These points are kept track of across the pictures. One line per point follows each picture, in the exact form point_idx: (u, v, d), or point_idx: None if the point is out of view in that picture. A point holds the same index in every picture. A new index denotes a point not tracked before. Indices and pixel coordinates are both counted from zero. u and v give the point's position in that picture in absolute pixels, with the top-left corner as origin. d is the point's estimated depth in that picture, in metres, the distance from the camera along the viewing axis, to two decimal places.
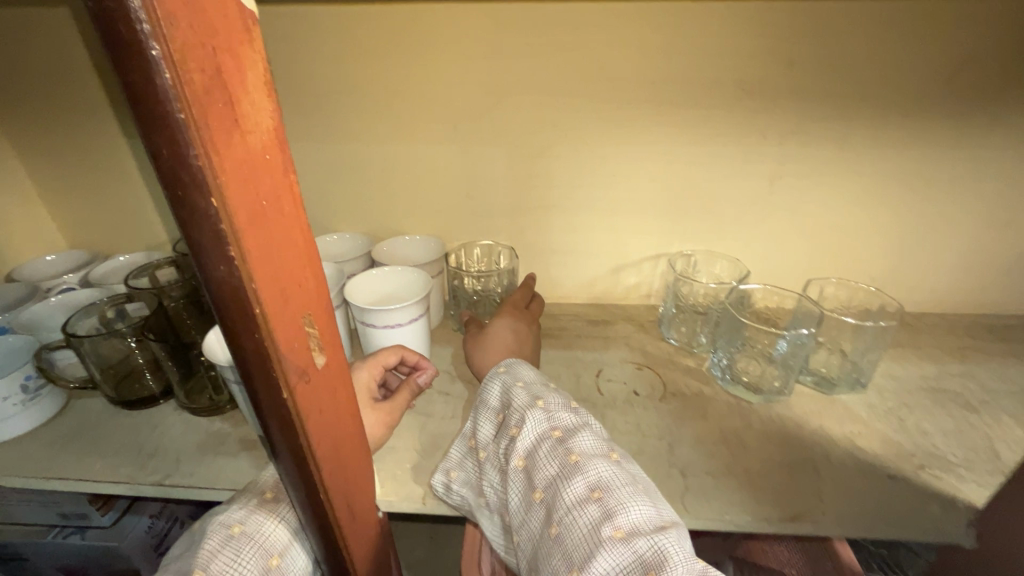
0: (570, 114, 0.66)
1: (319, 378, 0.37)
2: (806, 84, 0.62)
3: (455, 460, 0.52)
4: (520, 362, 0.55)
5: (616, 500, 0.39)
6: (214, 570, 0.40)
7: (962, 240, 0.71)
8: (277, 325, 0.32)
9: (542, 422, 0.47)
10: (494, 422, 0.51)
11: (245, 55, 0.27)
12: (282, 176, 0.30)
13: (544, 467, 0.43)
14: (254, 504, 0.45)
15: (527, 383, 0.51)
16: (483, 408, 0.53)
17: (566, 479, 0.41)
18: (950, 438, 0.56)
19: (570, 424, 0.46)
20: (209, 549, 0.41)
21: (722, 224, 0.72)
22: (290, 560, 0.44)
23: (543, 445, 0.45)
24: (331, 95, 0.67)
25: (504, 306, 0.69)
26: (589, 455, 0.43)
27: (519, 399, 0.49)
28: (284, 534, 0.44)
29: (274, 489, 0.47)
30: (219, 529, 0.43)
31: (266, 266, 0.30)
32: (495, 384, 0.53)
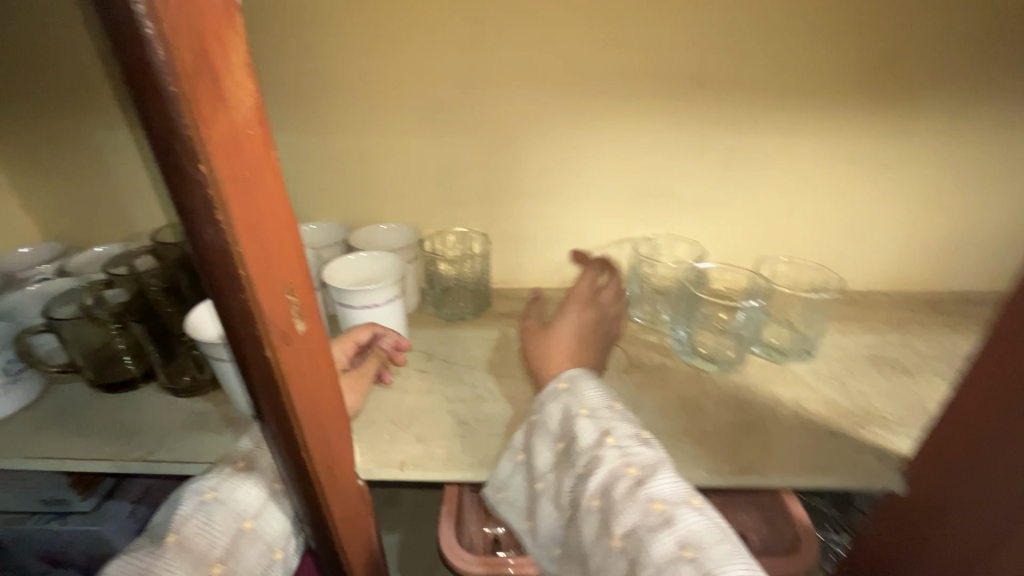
0: (538, 105, 0.70)
1: (301, 343, 0.40)
2: (756, 76, 0.67)
3: (504, 479, 0.52)
4: (582, 378, 0.52)
5: (711, 559, 0.37)
6: (187, 532, 0.42)
7: (900, 222, 0.77)
8: (261, 288, 0.34)
9: (616, 461, 0.43)
10: (554, 449, 0.49)
11: (227, 37, 0.29)
12: (263, 150, 0.33)
13: (624, 512, 0.40)
14: (227, 472, 0.47)
15: (592, 411, 0.48)
16: (541, 431, 0.50)
17: (651, 531, 0.39)
18: (886, 398, 0.62)
19: (647, 462, 0.43)
20: (182, 513, 0.43)
21: (682, 209, 0.77)
22: (264, 522, 0.46)
23: (618, 485, 0.42)
24: (308, 86, 0.69)
25: (572, 300, 0.68)
26: (673, 502, 0.40)
27: (587, 434, 0.46)
28: (255, 498, 0.46)
29: (246, 459, 0.49)
30: (192, 495, 0.45)
31: (251, 232, 0.33)
32: (555, 406, 0.50)
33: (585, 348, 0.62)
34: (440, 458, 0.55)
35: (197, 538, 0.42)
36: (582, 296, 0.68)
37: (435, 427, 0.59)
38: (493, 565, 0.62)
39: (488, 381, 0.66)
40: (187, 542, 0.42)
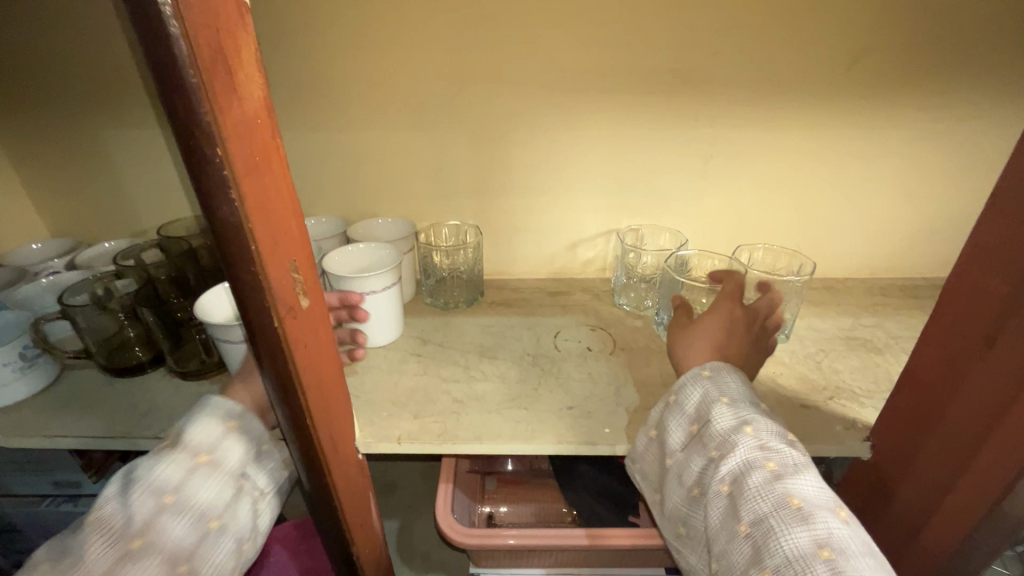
0: (528, 103, 0.74)
1: (303, 317, 0.43)
2: (731, 73, 0.71)
3: (639, 452, 0.53)
4: (726, 371, 0.49)
5: (852, 566, 0.34)
6: (105, 513, 0.41)
7: (873, 210, 0.81)
8: (269, 263, 0.38)
9: (754, 450, 0.41)
10: (687, 431, 0.48)
11: (239, 35, 0.33)
12: (270, 138, 0.37)
13: (755, 500, 0.39)
14: (155, 450, 0.46)
15: (733, 402, 0.46)
16: (676, 412, 0.49)
17: (785, 524, 0.37)
18: (856, 374, 0.66)
19: (790, 460, 0.40)
20: (106, 495, 0.43)
21: (666, 201, 0.81)
22: (190, 495, 0.44)
23: (752, 474, 0.40)
24: (308, 86, 0.73)
25: (720, 298, 0.60)
26: (813, 503, 0.38)
27: (724, 420, 0.45)
28: (173, 473, 0.44)
29: (174, 434, 0.47)
30: (120, 477, 0.44)
31: (260, 211, 0.36)
32: (694, 390, 0.49)
33: (736, 345, 0.56)
34: (436, 432, 0.59)
35: (115, 518, 0.41)
36: (732, 294, 0.61)
37: (431, 404, 0.63)
38: (486, 537, 0.66)
39: (481, 363, 0.69)
40: (105, 522, 0.41)
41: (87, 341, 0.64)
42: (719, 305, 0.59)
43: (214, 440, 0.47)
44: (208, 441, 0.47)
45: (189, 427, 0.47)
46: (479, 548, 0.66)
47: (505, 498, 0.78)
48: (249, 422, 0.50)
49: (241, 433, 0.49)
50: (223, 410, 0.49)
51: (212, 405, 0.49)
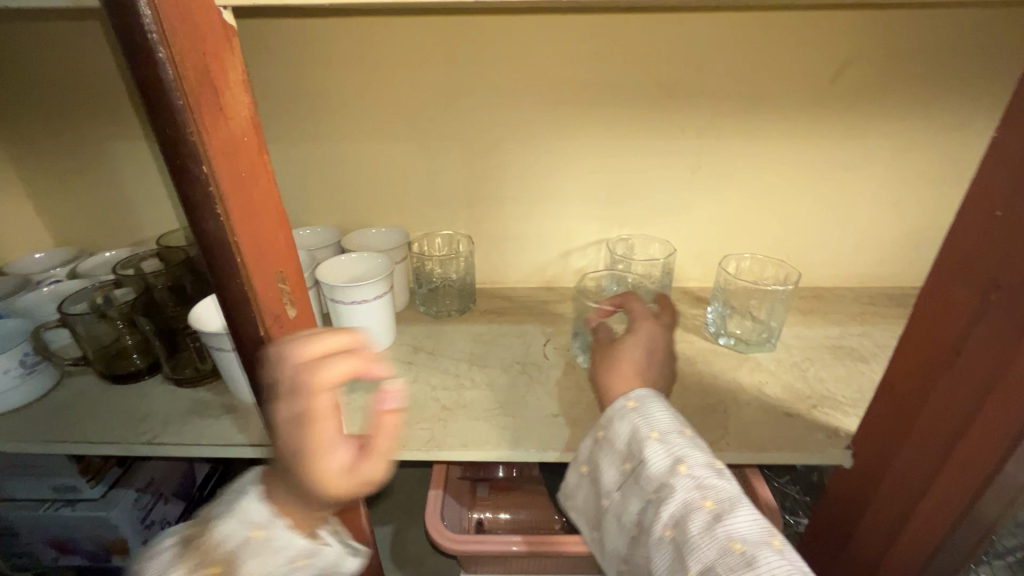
0: (517, 115, 0.75)
1: (290, 326, 0.45)
2: (717, 86, 0.72)
3: (571, 488, 0.55)
4: (651, 398, 0.50)
5: None
6: None
7: (860, 220, 0.81)
8: (255, 274, 0.39)
9: (692, 491, 0.43)
10: (620, 469, 0.49)
11: (224, 57, 0.35)
12: (256, 154, 0.39)
13: (700, 549, 0.40)
14: (202, 573, 0.40)
15: (662, 435, 0.47)
16: (609, 448, 0.50)
17: (732, 572, 0.38)
18: (841, 382, 0.66)
19: (725, 496, 0.42)
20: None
21: (654, 210, 0.82)
22: None
23: (693, 519, 0.42)
24: (303, 99, 0.75)
25: (636, 318, 0.61)
26: (753, 541, 0.40)
27: (658, 459, 0.46)
28: None
29: (227, 557, 0.40)
30: None
31: (246, 225, 0.38)
32: (622, 424, 0.50)
33: (653, 369, 0.57)
34: (423, 439, 0.60)
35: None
36: (645, 314, 0.62)
37: (420, 412, 0.64)
38: (474, 544, 0.67)
39: (470, 371, 0.70)
40: None
41: (88, 348, 0.66)
42: (639, 327, 0.60)
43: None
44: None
45: (243, 560, 0.40)
46: (467, 554, 0.67)
47: (496, 505, 0.79)
48: (322, 553, 0.42)
49: (311, 566, 0.43)
50: (287, 548, 0.41)
51: (275, 540, 0.40)
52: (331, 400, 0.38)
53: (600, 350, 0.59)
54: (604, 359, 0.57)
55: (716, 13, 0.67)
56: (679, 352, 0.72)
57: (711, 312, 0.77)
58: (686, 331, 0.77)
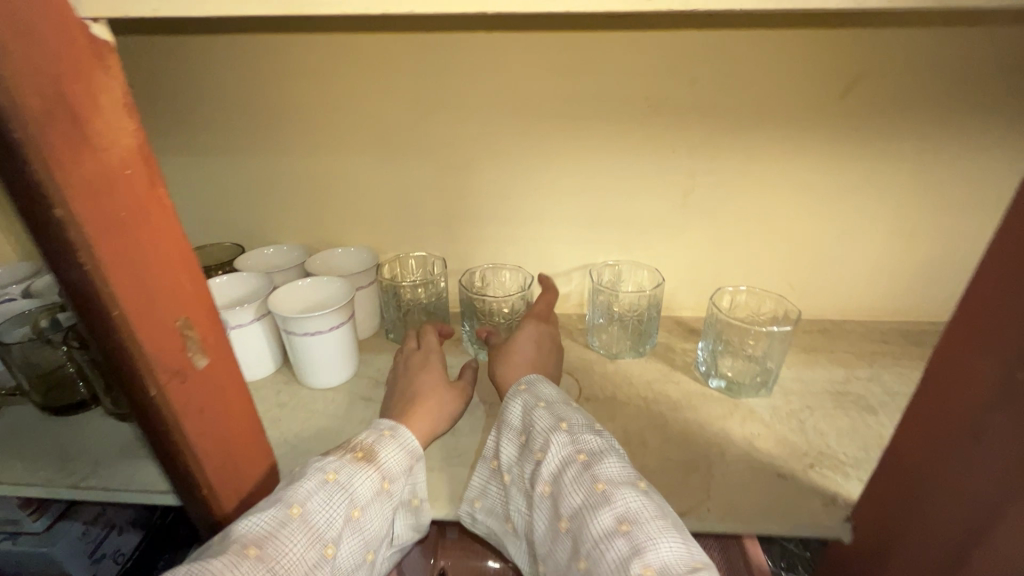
0: (492, 132, 0.70)
1: (199, 379, 0.39)
2: (710, 102, 0.65)
3: (478, 489, 0.55)
4: (541, 380, 0.59)
5: (643, 532, 0.42)
6: (312, 506, 0.44)
7: (872, 250, 0.74)
8: (141, 326, 0.34)
9: (567, 446, 0.50)
10: (516, 444, 0.55)
11: (95, 79, 0.30)
12: (147, 187, 0.34)
13: (571, 495, 0.46)
14: (347, 457, 0.49)
15: (548, 405, 0.55)
16: (505, 428, 0.56)
17: (593, 510, 0.44)
18: (843, 437, 0.59)
19: (594, 448, 0.50)
20: (304, 490, 0.45)
21: (643, 235, 0.75)
22: (367, 517, 0.48)
23: (567, 471, 0.48)
24: (263, 113, 0.70)
25: (527, 318, 0.71)
26: (615, 483, 0.46)
27: (542, 423, 0.53)
28: (369, 490, 0.48)
29: (366, 449, 0.51)
30: (316, 473, 0.47)
31: (127, 272, 0.33)
32: (516, 404, 0.57)
33: (545, 358, 0.65)
34: None
35: (316, 515, 0.44)
36: (536, 316, 0.71)
37: None
38: None
39: None
40: (309, 517, 0.44)
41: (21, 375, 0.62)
42: (528, 324, 0.70)
43: (397, 471, 0.51)
44: (395, 469, 0.51)
45: (380, 448, 0.51)
46: None
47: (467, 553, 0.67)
48: (421, 466, 0.54)
49: (414, 472, 0.53)
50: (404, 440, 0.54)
51: (404, 435, 0.53)
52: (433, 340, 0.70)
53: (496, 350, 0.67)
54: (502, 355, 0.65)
55: (710, 21, 0.61)
56: (663, 395, 0.66)
57: (701, 349, 0.70)
58: (673, 369, 0.70)
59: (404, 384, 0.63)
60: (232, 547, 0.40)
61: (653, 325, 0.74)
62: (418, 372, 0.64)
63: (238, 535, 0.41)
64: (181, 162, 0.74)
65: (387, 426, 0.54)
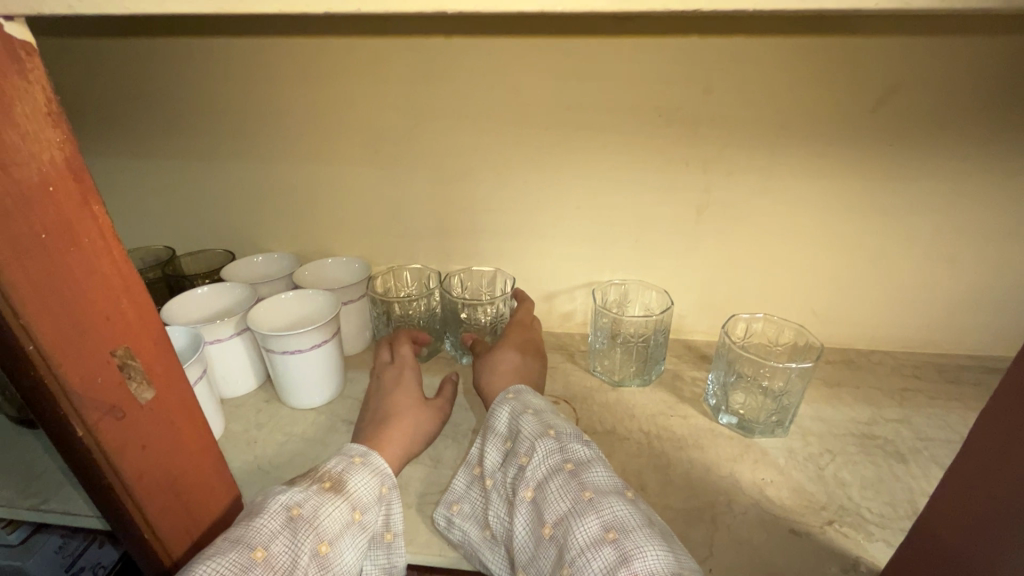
0: (490, 141, 0.65)
1: (141, 414, 0.36)
2: (728, 113, 0.60)
3: (459, 492, 0.52)
4: (528, 390, 0.55)
5: (632, 541, 0.39)
6: (276, 549, 0.39)
7: (906, 277, 0.67)
8: (66, 359, 0.31)
9: (554, 454, 0.47)
10: (502, 450, 0.51)
11: (9, 85, 0.27)
12: (77, 205, 0.30)
13: (555, 500, 0.43)
14: (314, 488, 0.44)
15: (536, 412, 0.51)
16: (490, 434, 0.53)
17: (578, 517, 0.41)
18: (868, 490, 0.53)
19: (582, 457, 0.46)
20: (266, 530, 0.39)
21: (653, 253, 0.70)
22: (337, 553, 0.42)
23: (553, 478, 0.45)
24: (250, 117, 0.66)
25: (512, 326, 0.67)
26: (603, 491, 0.43)
27: (529, 428, 0.49)
28: (337, 524, 0.42)
29: (334, 479, 0.45)
30: (278, 509, 0.41)
31: (47, 299, 0.29)
32: (503, 411, 0.53)
33: (530, 366, 0.62)
34: None
35: (280, 557, 0.38)
36: (521, 322, 0.68)
37: None
38: None
39: None
40: (272, 561, 0.38)
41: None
42: (511, 333, 0.66)
43: (369, 501, 0.46)
44: (366, 498, 0.46)
45: (350, 477, 0.46)
46: None
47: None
48: (396, 500, 0.49)
49: (387, 501, 0.48)
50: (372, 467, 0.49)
51: (376, 461, 0.49)
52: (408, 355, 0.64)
53: (479, 358, 0.64)
54: (483, 365, 0.61)
55: (729, 25, 0.55)
56: (668, 430, 0.60)
57: (711, 381, 0.64)
58: (680, 401, 0.65)
59: (379, 404, 0.58)
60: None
61: (659, 351, 0.68)
62: (393, 389, 0.60)
63: None
64: (170, 167, 0.71)
65: (358, 453, 0.49)
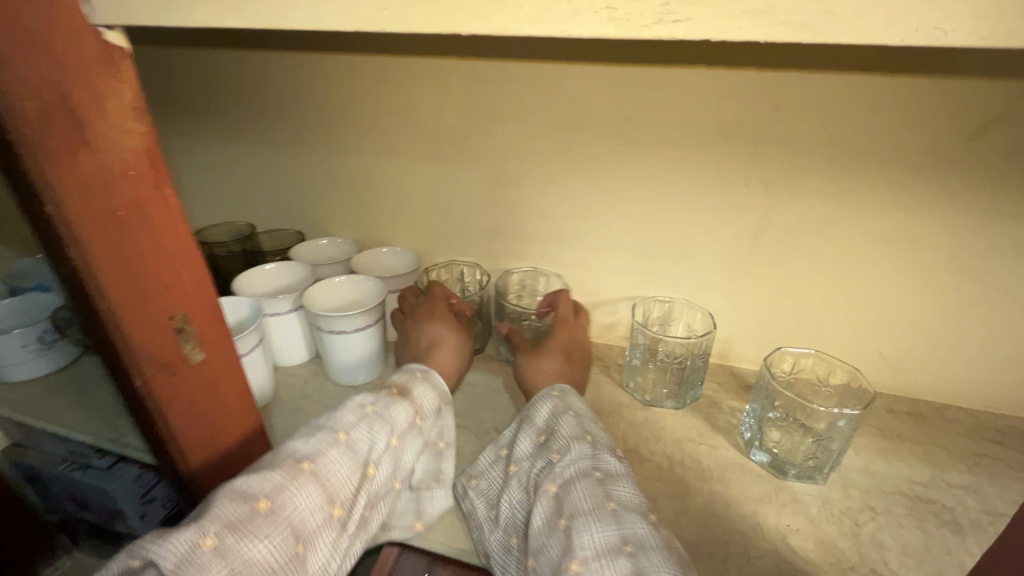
0: (545, 147, 0.66)
1: (191, 373, 0.41)
2: (796, 134, 0.56)
3: (480, 469, 0.54)
4: (573, 393, 0.56)
5: (647, 558, 0.38)
6: (357, 435, 0.46)
7: (995, 329, 0.59)
8: (131, 319, 0.36)
9: (587, 460, 0.47)
10: (534, 441, 0.52)
11: (104, 84, 0.31)
12: (151, 188, 0.35)
13: (578, 500, 0.43)
14: (383, 393, 0.52)
15: (578, 416, 0.52)
16: (528, 424, 0.54)
17: (597, 521, 0.41)
18: (909, 557, 0.48)
19: (613, 470, 0.46)
20: (348, 418, 0.47)
21: (703, 272, 0.67)
22: (401, 445, 0.50)
23: (580, 480, 0.45)
24: (326, 111, 0.72)
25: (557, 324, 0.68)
26: (627, 507, 0.43)
27: (566, 428, 0.50)
28: (404, 421, 0.50)
29: (400, 387, 0.54)
30: (357, 405, 0.48)
31: (120, 268, 0.34)
32: (545, 406, 0.54)
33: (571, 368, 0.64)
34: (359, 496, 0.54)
35: (360, 442, 0.46)
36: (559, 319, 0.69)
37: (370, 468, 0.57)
38: None
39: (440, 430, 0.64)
40: (354, 444, 0.45)
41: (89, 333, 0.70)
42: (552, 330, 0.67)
43: (428, 412, 0.54)
44: (426, 407, 0.54)
45: (414, 387, 0.55)
46: None
47: None
48: (447, 416, 0.57)
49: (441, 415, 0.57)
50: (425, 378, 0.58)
51: (434, 378, 0.57)
52: (442, 290, 0.72)
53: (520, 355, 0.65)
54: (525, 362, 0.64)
55: (801, 55, 0.53)
56: (693, 459, 0.58)
57: (748, 414, 0.61)
58: (711, 431, 0.62)
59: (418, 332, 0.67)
60: (287, 461, 0.42)
61: (697, 375, 0.66)
62: (432, 317, 0.68)
63: (292, 451, 0.43)
64: (254, 156, 0.79)
65: (419, 371, 0.58)
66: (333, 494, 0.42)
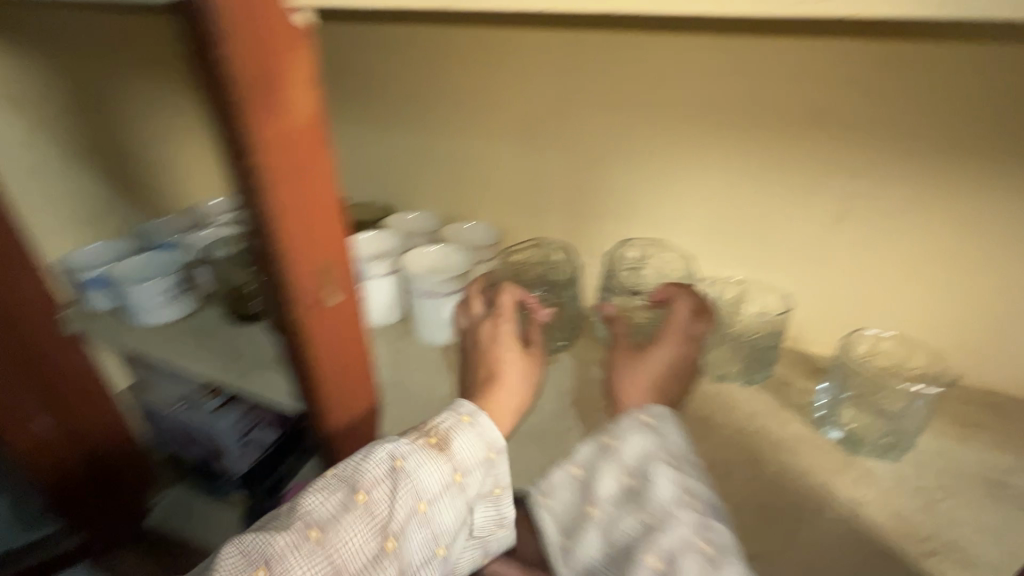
0: (631, 128, 0.69)
1: (330, 307, 0.47)
2: (889, 119, 0.57)
3: (553, 489, 0.49)
4: (668, 420, 0.49)
5: None
6: (376, 497, 0.44)
7: None
8: (294, 257, 0.43)
9: (694, 531, 0.41)
10: (622, 483, 0.46)
11: (289, 58, 0.36)
12: (316, 149, 0.40)
13: None
14: (419, 443, 0.47)
15: (675, 462, 0.46)
16: (613, 454, 0.48)
17: None
18: (986, 534, 0.49)
19: (724, 542, 0.41)
20: (369, 476, 0.44)
21: (780, 255, 0.69)
22: (435, 508, 0.46)
23: (688, 558, 0.40)
24: (427, 92, 0.78)
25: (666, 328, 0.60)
26: None
27: (667, 487, 0.44)
28: (435, 484, 0.46)
29: (440, 436, 0.49)
30: (383, 458, 0.45)
31: (289, 213, 0.41)
32: (636, 436, 0.48)
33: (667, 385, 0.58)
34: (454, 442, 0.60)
35: (379, 505, 0.44)
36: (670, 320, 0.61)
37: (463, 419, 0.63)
38: None
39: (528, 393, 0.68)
40: (371, 508, 0.43)
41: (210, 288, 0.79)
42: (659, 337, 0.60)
43: (473, 464, 0.49)
44: (468, 460, 0.49)
45: (456, 436, 0.49)
46: None
47: None
48: (503, 464, 0.51)
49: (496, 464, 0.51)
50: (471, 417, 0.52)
51: (482, 424, 0.50)
52: (509, 299, 0.66)
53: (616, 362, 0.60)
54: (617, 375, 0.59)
55: (900, 39, 0.53)
56: (766, 431, 0.61)
57: (821, 394, 0.63)
58: (783, 408, 0.64)
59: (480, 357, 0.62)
60: (296, 525, 0.41)
61: (770, 354, 0.69)
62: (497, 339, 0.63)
63: (305, 511, 0.42)
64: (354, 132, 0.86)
65: (467, 411, 0.51)
66: (341, 565, 0.41)
